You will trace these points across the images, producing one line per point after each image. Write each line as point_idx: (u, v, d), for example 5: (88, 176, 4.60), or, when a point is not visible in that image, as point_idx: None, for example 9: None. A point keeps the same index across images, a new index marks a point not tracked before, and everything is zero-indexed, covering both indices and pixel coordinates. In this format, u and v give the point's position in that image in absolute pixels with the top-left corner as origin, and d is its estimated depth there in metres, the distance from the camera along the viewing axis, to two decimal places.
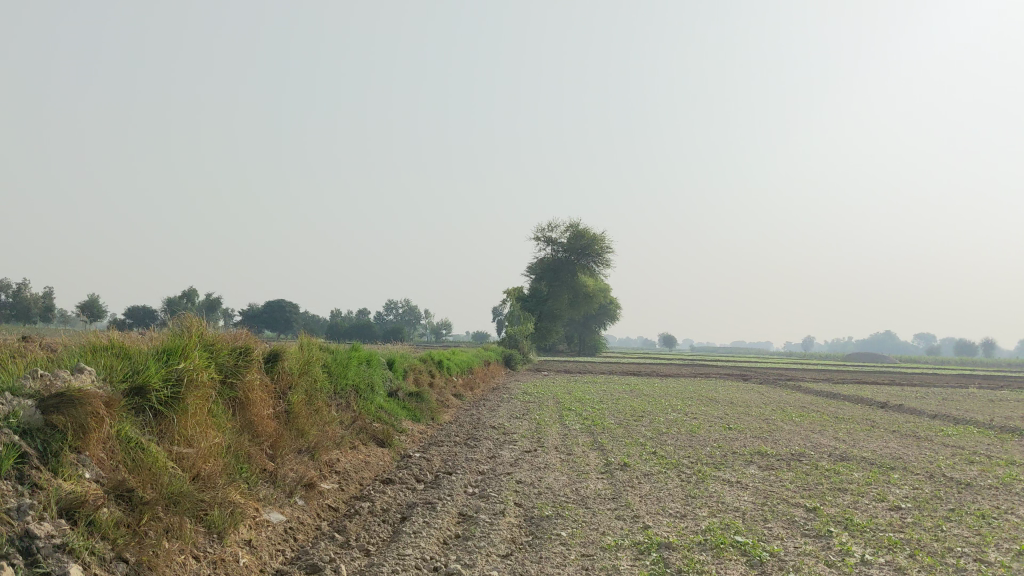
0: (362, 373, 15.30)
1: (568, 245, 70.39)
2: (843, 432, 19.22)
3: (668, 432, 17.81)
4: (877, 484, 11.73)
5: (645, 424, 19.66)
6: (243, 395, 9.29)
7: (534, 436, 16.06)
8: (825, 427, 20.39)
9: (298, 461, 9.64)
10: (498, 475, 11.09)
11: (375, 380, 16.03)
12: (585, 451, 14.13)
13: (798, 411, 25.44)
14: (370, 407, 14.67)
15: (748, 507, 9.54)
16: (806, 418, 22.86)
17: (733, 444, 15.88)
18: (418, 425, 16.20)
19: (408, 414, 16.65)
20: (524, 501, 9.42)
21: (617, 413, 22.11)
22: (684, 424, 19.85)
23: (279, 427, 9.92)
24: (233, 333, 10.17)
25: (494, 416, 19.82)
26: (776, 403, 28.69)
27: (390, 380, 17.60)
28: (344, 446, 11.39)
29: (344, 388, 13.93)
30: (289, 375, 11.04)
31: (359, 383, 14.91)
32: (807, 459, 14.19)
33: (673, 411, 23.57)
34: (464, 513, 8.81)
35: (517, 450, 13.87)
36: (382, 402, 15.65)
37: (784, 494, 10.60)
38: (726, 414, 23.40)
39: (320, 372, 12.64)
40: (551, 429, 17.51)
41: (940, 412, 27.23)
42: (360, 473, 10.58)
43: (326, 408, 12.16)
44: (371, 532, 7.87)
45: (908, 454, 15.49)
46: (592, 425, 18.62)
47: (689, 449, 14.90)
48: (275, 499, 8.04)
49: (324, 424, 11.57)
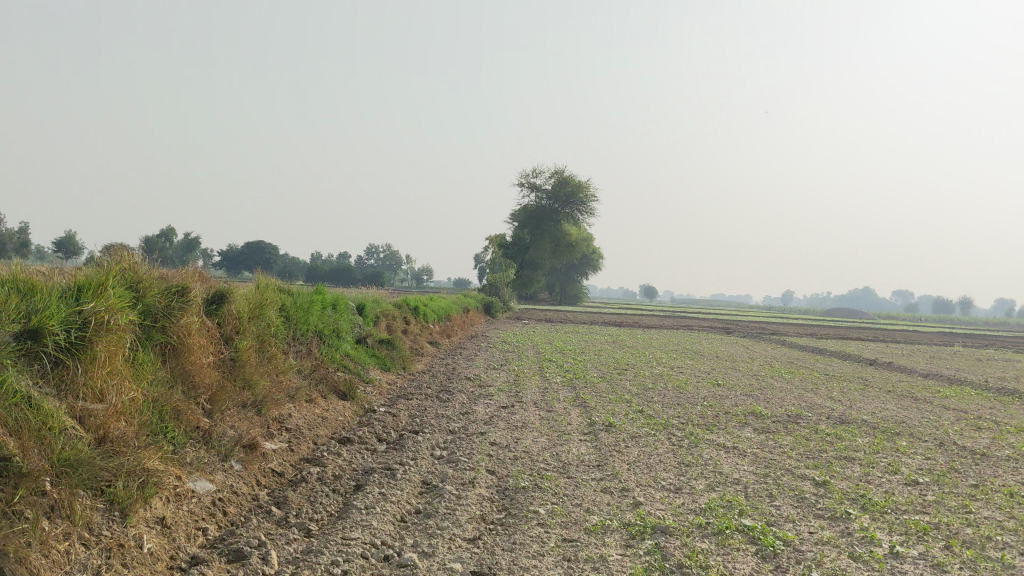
0: (326, 318, 14.07)
1: (552, 192, 68.65)
2: (838, 392, 18.20)
3: (654, 388, 16.73)
4: (886, 454, 10.67)
5: (630, 378, 18.66)
6: (175, 342, 8.06)
7: (512, 389, 14.94)
8: (818, 385, 19.38)
9: (241, 418, 8.45)
10: (470, 436, 9.95)
11: (341, 326, 14.81)
12: (565, 408, 13.02)
13: (788, 367, 24.54)
14: (333, 355, 13.50)
15: (750, 480, 8.43)
16: (797, 375, 21.84)
17: (724, 402, 14.83)
18: (387, 375, 15.05)
19: (377, 363, 15.48)
20: (497, 468, 8.28)
21: (599, 365, 21.13)
22: (670, 379, 18.77)
23: (220, 377, 8.72)
24: (168, 272, 8.90)
25: (470, 366, 18.68)
26: (764, 358, 27.81)
27: (358, 327, 16.41)
28: (299, 399, 10.20)
29: (305, 334, 12.70)
30: (236, 320, 9.80)
31: (323, 329, 13.70)
32: (806, 421, 13.13)
33: (658, 365, 22.51)
34: (428, 482, 7.66)
35: (492, 405, 12.75)
36: (348, 350, 14.47)
37: (788, 464, 9.50)
38: (713, 369, 22.33)
39: (276, 316, 11.40)
40: (530, 381, 16.46)
41: (932, 372, 26.44)
42: (315, 430, 9.41)
43: (280, 356, 10.94)
44: (316, 505, 6.70)
45: (911, 417, 14.47)
46: (573, 378, 17.51)
47: (677, 407, 13.82)
48: (205, 465, 6.86)
49: (276, 374, 10.36)
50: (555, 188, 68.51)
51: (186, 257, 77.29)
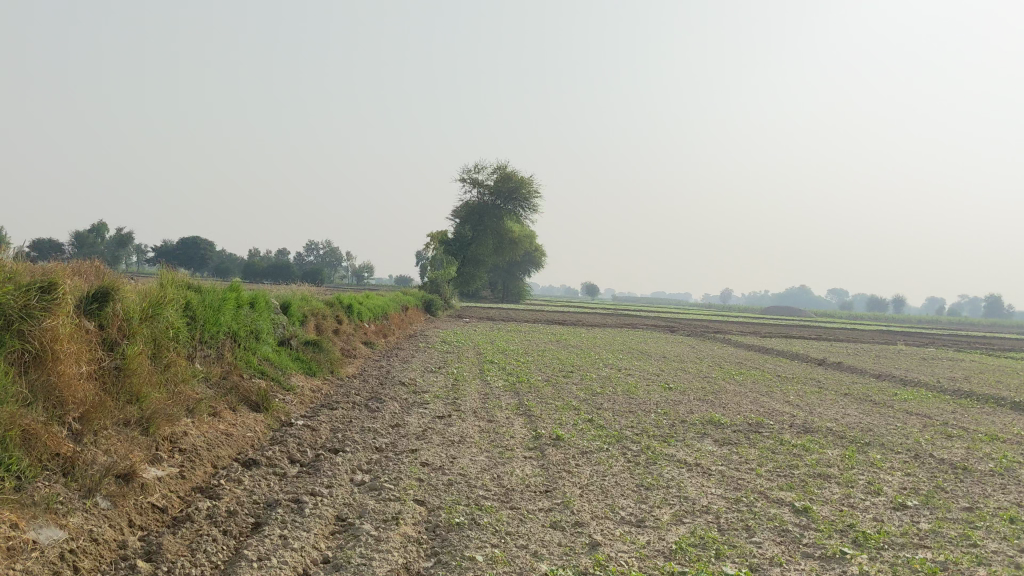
0: (242, 319, 12.62)
1: (494, 188, 67.21)
2: (795, 396, 17.24)
3: (603, 394, 15.59)
4: (863, 470, 9.62)
5: (576, 381, 17.53)
6: (36, 351, 6.65)
7: (450, 396, 13.66)
8: (772, 389, 18.43)
9: (121, 440, 7.04)
10: (399, 454, 8.65)
11: (259, 326, 13.39)
12: (508, 417, 11.79)
13: (738, 368, 23.65)
14: (248, 359, 12.10)
15: (722, 508, 7.30)
16: (749, 377, 20.89)
17: (679, 409, 13.73)
18: (312, 381, 13.68)
19: (301, 367, 14.06)
20: (429, 497, 7.01)
21: (543, 367, 19.97)
22: (619, 382, 17.65)
23: (98, 391, 7.31)
24: (31, 266, 7.47)
25: (405, 370, 17.33)
26: (713, 358, 26.92)
27: (281, 327, 15.00)
28: (200, 413, 8.81)
29: (215, 337, 11.25)
30: (123, 322, 8.38)
31: (237, 330, 12.29)
32: (769, 431, 12.07)
33: (605, 366, 21.38)
34: (343, 518, 6.35)
35: (427, 415, 11.46)
36: (267, 354, 13.02)
37: (759, 486, 8.39)
38: (662, 371, 21.29)
39: (177, 316, 9.97)
40: (470, 386, 15.22)
41: (883, 372, 25.81)
42: (214, 451, 8.03)
43: (180, 363, 9.50)
44: (197, 555, 5.34)
45: (877, 425, 13.53)
46: (515, 383, 16.27)
47: (630, 416, 12.67)
48: (57, 504, 5.47)
49: (173, 385, 8.95)
50: (497, 184, 67.07)
51: (119, 253, 74.43)
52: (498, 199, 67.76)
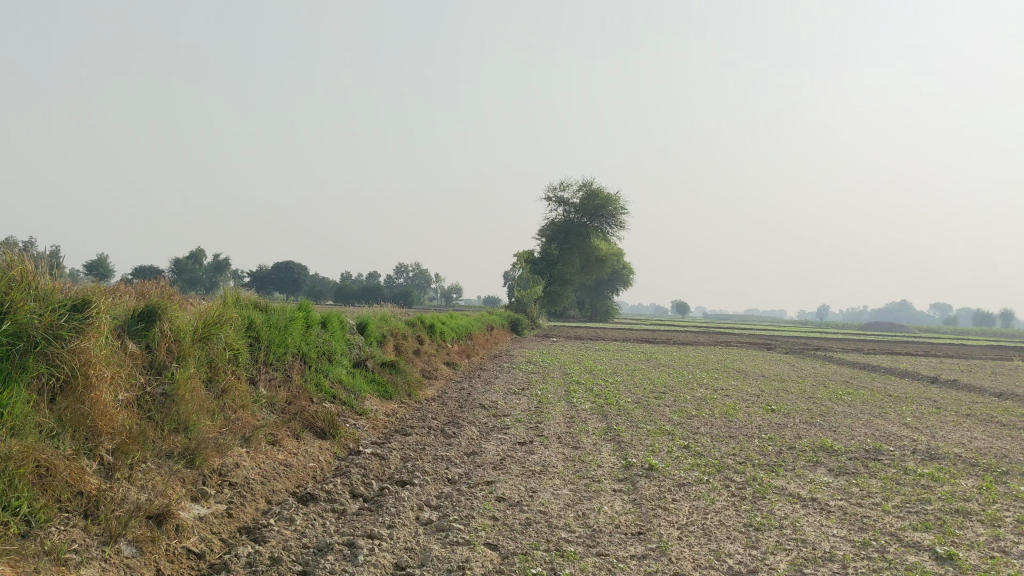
0: (312, 339, 11.94)
1: (580, 206, 66.20)
2: (912, 418, 15.72)
3: (699, 416, 14.42)
4: (1009, 505, 8.31)
5: (670, 402, 16.39)
6: (64, 379, 6.01)
7: (533, 420, 12.73)
8: (885, 410, 16.95)
9: (160, 475, 6.33)
10: (473, 488, 7.75)
11: (331, 347, 12.72)
12: (596, 444, 10.80)
13: (843, 387, 22.08)
14: (317, 382, 11.40)
15: (848, 554, 6.17)
16: (858, 397, 19.38)
17: (784, 434, 12.48)
18: (388, 404, 12.93)
19: (377, 390, 13.31)
20: (503, 541, 6.08)
21: (633, 388, 18.87)
22: (716, 404, 16.42)
23: (138, 420, 6.64)
24: (68, 284, 6.90)
25: (486, 392, 16.47)
26: (815, 377, 25.32)
27: (357, 348, 14.33)
28: (257, 441, 8.09)
29: (281, 359, 10.57)
30: (172, 344, 7.73)
31: (308, 352, 11.62)
32: (889, 458, 10.78)
33: (699, 387, 20.14)
34: (403, 567, 5.46)
35: (507, 441, 10.55)
36: (340, 377, 12.30)
37: (889, 526, 7.21)
38: (760, 391, 19.91)
39: (238, 337, 9.32)
40: (555, 409, 14.28)
41: (1003, 390, 23.86)
42: (269, 485, 7.26)
43: (239, 387, 8.84)
44: None
45: (1012, 450, 12.05)
46: (604, 405, 15.22)
47: (731, 442, 11.52)
48: (68, 554, 4.74)
49: (230, 412, 8.26)
50: (583, 201, 66.06)
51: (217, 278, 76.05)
52: (584, 217, 66.74)
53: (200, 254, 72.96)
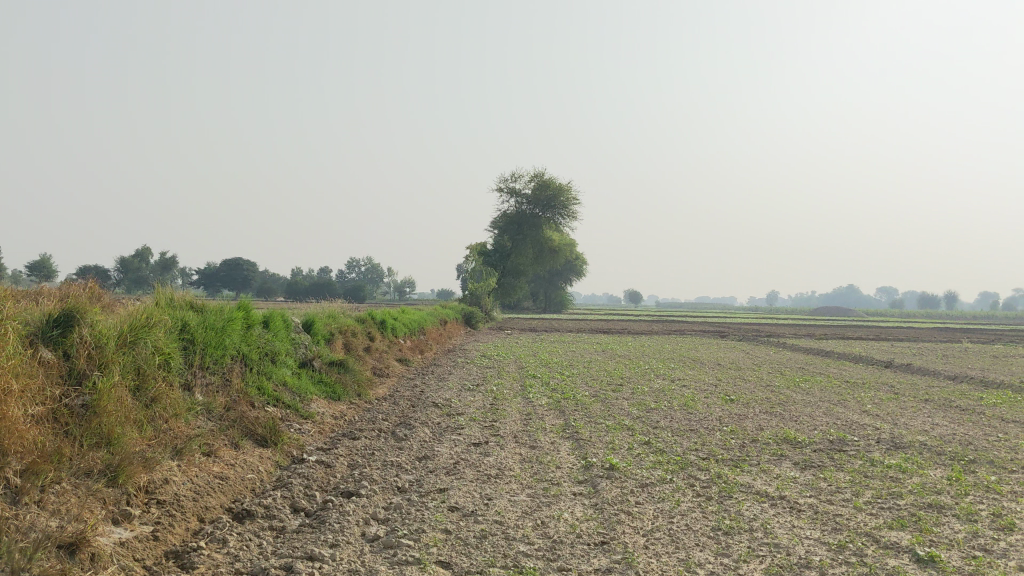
0: (253, 340, 11.32)
1: (532, 197, 65.77)
2: (872, 405, 15.53)
3: (658, 409, 14.06)
4: (982, 498, 8.01)
5: (628, 396, 16.01)
6: None
7: (488, 418, 12.24)
8: (843, 397, 16.75)
9: (76, 496, 5.73)
10: (424, 497, 7.25)
11: (274, 348, 12.11)
12: (553, 443, 10.35)
13: (800, 374, 21.93)
14: (259, 385, 10.80)
15: (825, 560, 5.78)
16: (816, 385, 19.21)
17: (746, 426, 12.16)
18: (336, 406, 12.36)
19: (324, 391, 12.72)
20: (458, 558, 5.59)
21: (590, 381, 18.49)
22: (674, 396, 16.08)
23: (52, 437, 6.03)
24: None
25: (440, 389, 15.94)
26: (772, 365, 25.17)
27: (303, 347, 13.72)
28: (190, 453, 7.51)
29: (219, 363, 9.95)
30: (94, 352, 7.12)
31: (248, 353, 11.01)
32: (854, 449, 10.48)
33: (657, 378, 19.82)
34: None
35: (461, 443, 10.05)
36: (284, 379, 11.69)
37: (863, 526, 6.85)
38: (718, 381, 19.65)
39: (169, 340, 8.70)
40: (510, 406, 13.81)
41: (957, 373, 23.91)
42: (202, 502, 6.69)
43: (170, 395, 8.22)
44: None
45: (975, 437, 11.84)
46: (561, 400, 14.79)
47: (692, 436, 11.15)
48: None
49: (160, 423, 7.67)
50: (535, 192, 65.65)
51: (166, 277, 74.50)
52: (536, 208, 66.35)
53: (146, 253, 71.56)
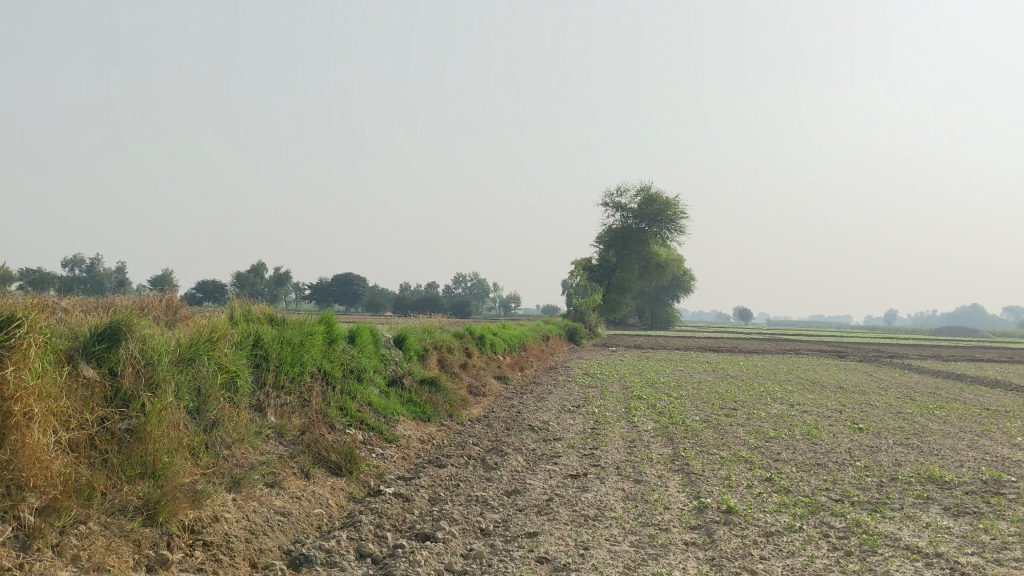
0: (336, 356, 10.57)
1: (638, 211, 64.29)
2: (1022, 438, 13.75)
3: (777, 439, 12.71)
4: None
5: (741, 422, 14.67)
6: None
7: (589, 445, 11.16)
8: (987, 428, 14.99)
9: (105, 538, 4.97)
10: (509, 544, 6.24)
11: (360, 365, 11.35)
12: (661, 477, 9.22)
13: (932, 400, 20.02)
14: (341, 406, 10.01)
15: None
16: (952, 412, 17.39)
17: (880, 461, 10.73)
18: (425, 428, 11.50)
19: (413, 411, 11.86)
20: None
21: (700, 403, 17.20)
22: (795, 423, 14.62)
23: (82, 467, 5.32)
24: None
25: (538, 411, 14.92)
26: (899, 389, 23.24)
27: (393, 364, 12.94)
28: (250, 485, 6.73)
29: (296, 381, 9.20)
30: (144, 371, 6.44)
31: (331, 370, 10.25)
32: (1015, 492, 8.98)
33: (773, 402, 18.33)
34: None
35: (557, 475, 9.00)
36: (369, 398, 10.89)
37: None
38: (842, 406, 18.02)
39: (238, 357, 7.99)
40: (613, 431, 12.71)
41: None
42: (256, 543, 5.86)
43: (234, 418, 7.46)
44: None
45: None
46: (668, 426, 13.57)
47: (820, 472, 9.82)
48: None
49: (219, 450, 6.93)
50: (642, 206, 64.17)
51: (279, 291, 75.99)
52: (643, 222, 64.81)
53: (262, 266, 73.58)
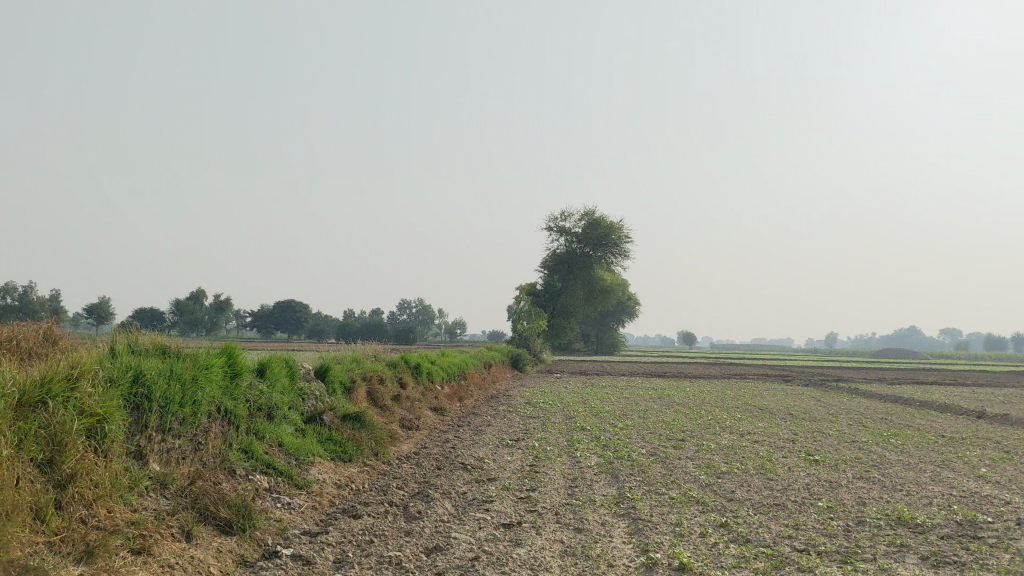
0: (239, 392, 9.38)
1: (582, 235, 63.56)
2: (985, 469, 13.01)
3: (730, 475, 11.79)
4: None
5: (691, 455, 13.71)
6: None
7: (526, 487, 10.08)
8: (947, 457, 14.24)
9: None
10: None
11: (270, 401, 10.15)
12: (604, 525, 8.17)
13: (886, 427, 19.31)
14: (243, 449, 8.80)
15: None
16: (908, 440, 16.67)
17: (844, 500, 9.83)
18: (344, 470, 10.33)
19: (331, 452, 10.69)
20: None
21: (647, 435, 16.23)
22: (748, 456, 13.74)
23: None
24: None
25: (474, 446, 13.81)
26: (851, 415, 22.56)
27: (313, 399, 11.76)
28: (108, 554, 5.53)
29: (187, 422, 8.01)
30: None
31: (233, 408, 9.05)
32: (995, 537, 8.11)
33: (722, 431, 17.47)
34: None
35: (488, 526, 7.90)
36: (280, 438, 9.70)
37: None
38: (793, 435, 17.22)
39: (107, 397, 6.80)
40: (554, 469, 11.63)
41: None
42: None
43: (100, 470, 6.27)
44: None
45: None
46: (613, 461, 12.56)
47: (780, 515, 8.87)
48: None
49: (71, 511, 5.72)
50: (586, 230, 63.51)
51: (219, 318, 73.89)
52: (587, 246, 64.19)
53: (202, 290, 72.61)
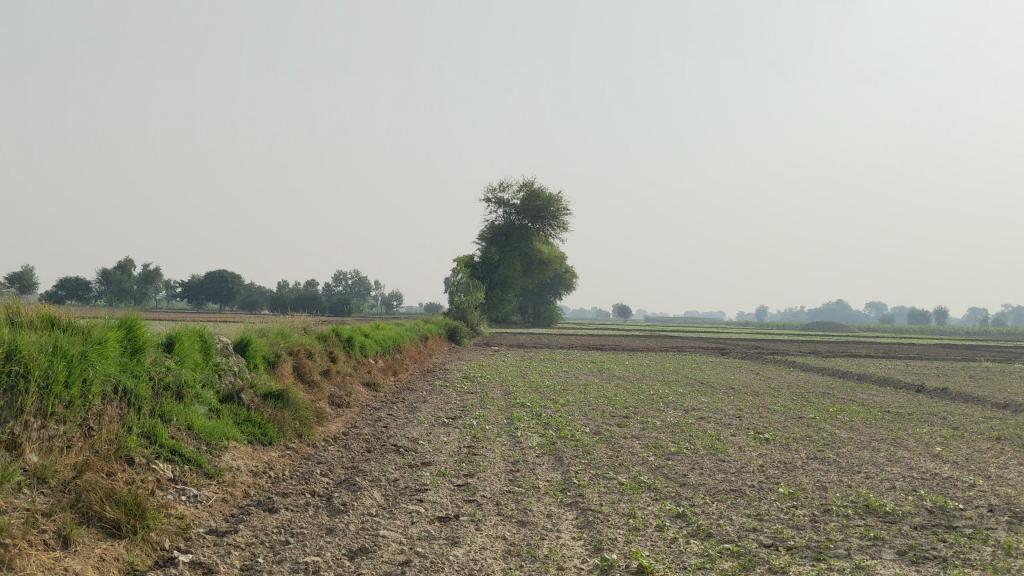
0: (139, 370, 8.31)
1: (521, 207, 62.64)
2: (938, 447, 12.55)
3: (680, 456, 11.08)
4: None
5: (637, 434, 13.00)
6: None
7: (463, 473, 9.21)
8: (898, 434, 13.77)
9: None
10: None
11: (179, 379, 9.10)
12: (551, 518, 7.34)
13: (829, 402, 18.92)
14: (143, 435, 7.76)
15: None
16: (855, 416, 16.23)
17: (804, 485, 9.18)
18: (262, 455, 9.34)
19: (249, 434, 9.69)
20: None
21: (590, 411, 15.51)
22: (696, 435, 13.09)
23: None
24: None
25: (407, 425, 12.90)
26: (793, 389, 22.19)
27: (230, 376, 10.71)
28: None
29: (74, 406, 6.96)
30: None
31: (132, 387, 7.98)
32: (970, 526, 7.52)
33: (666, 407, 16.85)
34: None
35: (421, 521, 7.02)
36: (188, 420, 8.67)
37: None
38: (739, 411, 16.65)
39: None
40: (493, 450, 10.79)
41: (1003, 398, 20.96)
42: None
43: None
44: None
45: None
46: (556, 441, 11.78)
47: (740, 503, 8.17)
48: None
49: None
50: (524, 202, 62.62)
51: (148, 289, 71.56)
52: (525, 218, 63.36)
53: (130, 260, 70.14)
